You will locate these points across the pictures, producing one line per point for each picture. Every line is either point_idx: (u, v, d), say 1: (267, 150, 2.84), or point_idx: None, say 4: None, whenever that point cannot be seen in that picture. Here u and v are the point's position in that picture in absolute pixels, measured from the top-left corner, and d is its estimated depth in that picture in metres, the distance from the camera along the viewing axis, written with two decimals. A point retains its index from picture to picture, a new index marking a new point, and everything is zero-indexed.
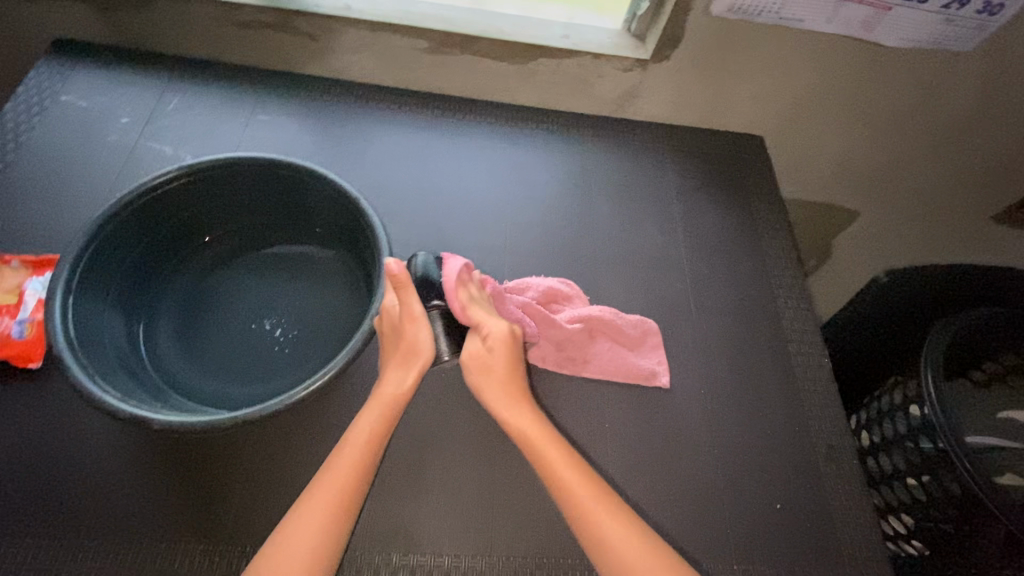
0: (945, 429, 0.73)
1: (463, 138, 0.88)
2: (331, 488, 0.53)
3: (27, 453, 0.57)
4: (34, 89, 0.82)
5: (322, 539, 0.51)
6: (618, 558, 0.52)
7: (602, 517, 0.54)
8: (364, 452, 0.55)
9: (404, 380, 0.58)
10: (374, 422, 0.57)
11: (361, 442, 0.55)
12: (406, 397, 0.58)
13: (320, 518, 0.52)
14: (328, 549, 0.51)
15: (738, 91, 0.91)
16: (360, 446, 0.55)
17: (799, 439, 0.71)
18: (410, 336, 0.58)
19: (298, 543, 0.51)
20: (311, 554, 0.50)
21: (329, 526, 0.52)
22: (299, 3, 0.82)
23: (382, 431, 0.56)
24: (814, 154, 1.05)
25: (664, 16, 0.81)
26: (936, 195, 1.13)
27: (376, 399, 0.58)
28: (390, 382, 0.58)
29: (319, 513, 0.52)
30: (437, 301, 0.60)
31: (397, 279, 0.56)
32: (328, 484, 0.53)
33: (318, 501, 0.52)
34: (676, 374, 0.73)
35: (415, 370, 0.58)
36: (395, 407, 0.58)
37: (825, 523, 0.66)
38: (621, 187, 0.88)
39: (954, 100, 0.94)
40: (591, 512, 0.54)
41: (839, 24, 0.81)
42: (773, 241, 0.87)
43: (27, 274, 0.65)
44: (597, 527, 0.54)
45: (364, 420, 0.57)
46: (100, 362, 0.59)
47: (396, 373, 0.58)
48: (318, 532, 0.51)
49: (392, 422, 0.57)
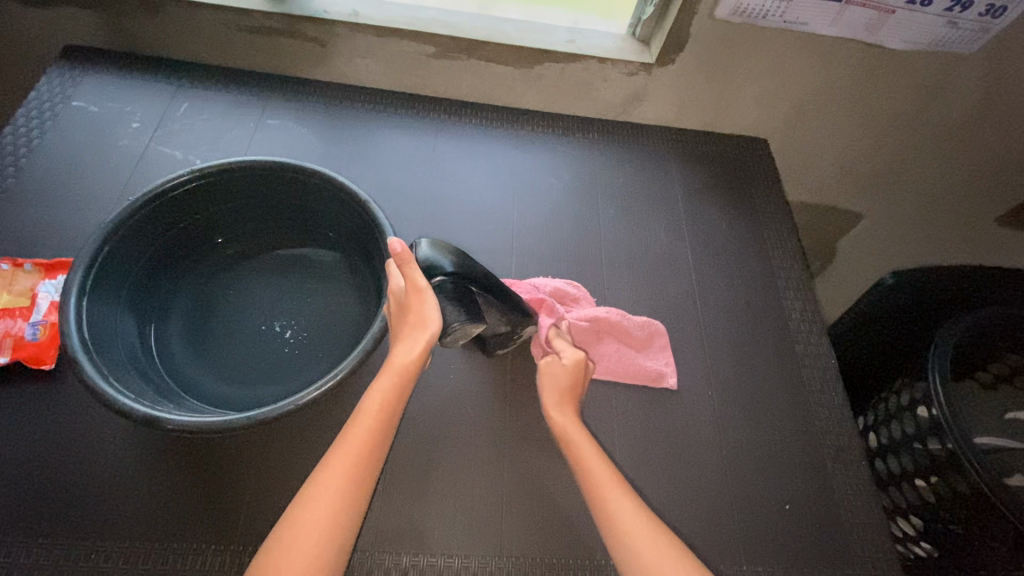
0: (953, 429, 0.73)
1: (470, 142, 0.89)
2: (349, 453, 0.54)
3: (40, 453, 0.57)
4: (47, 95, 0.83)
5: (342, 503, 0.52)
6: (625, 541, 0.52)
7: (615, 498, 0.54)
8: (380, 419, 0.56)
9: (413, 347, 0.57)
10: (389, 388, 0.57)
11: (376, 408, 0.56)
12: (418, 363, 0.57)
13: (338, 482, 0.52)
14: (347, 517, 0.52)
15: (742, 94, 0.92)
16: (373, 416, 0.56)
17: (808, 439, 0.71)
18: (417, 309, 0.57)
19: (316, 507, 0.51)
20: (330, 519, 0.51)
21: (350, 491, 0.52)
22: (307, 9, 0.83)
23: (396, 397, 0.57)
24: (818, 157, 1.05)
25: (669, 20, 0.81)
26: (940, 197, 1.13)
27: (388, 368, 0.57)
28: (399, 354, 0.57)
29: (336, 477, 0.52)
30: (439, 278, 0.59)
31: (399, 256, 0.57)
32: (345, 450, 0.54)
33: (337, 465, 0.53)
34: (684, 374, 0.74)
35: (421, 343, 0.56)
36: (409, 373, 0.57)
37: (834, 522, 0.66)
38: (627, 189, 0.89)
39: (957, 103, 0.95)
40: (602, 490, 0.55)
41: (842, 27, 0.81)
42: (779, 242, 0.87)
43: (39, 276, 0.66)
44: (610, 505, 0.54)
45: (376, 390, 0.57)
46: (113, 363, 0.58)
47: (406, 342, 0.57)
48: (338, 497, 0.52)
49: (405, 388, 0.58)
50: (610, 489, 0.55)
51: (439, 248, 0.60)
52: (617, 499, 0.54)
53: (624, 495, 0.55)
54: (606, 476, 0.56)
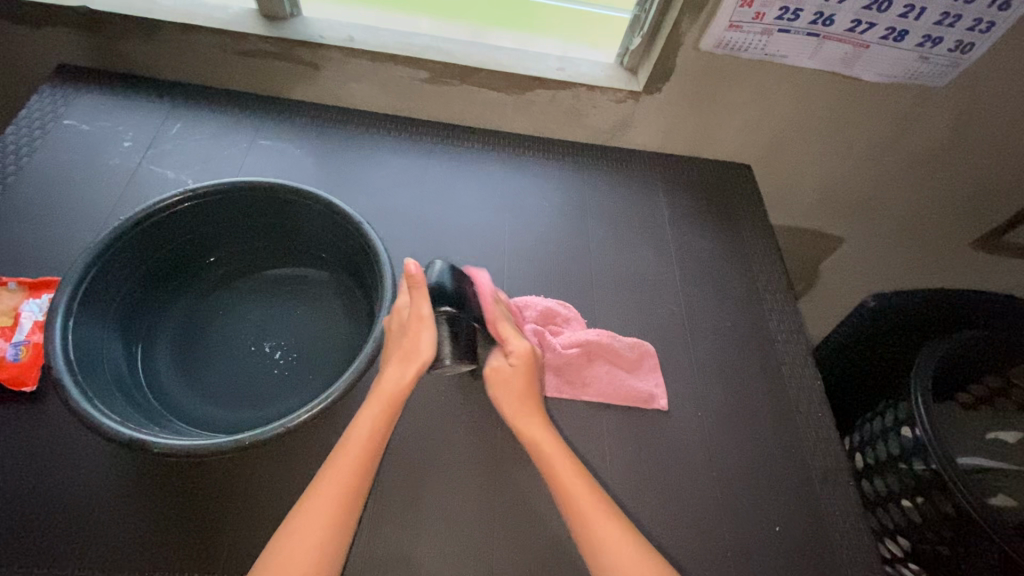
0: (935, 449, 0.74)
1: (461, 165, 0.91)
2: (334, 486, 0.53)
3: (16, 477, 0.55)
4: (36, 115, 0.82)
5: (328, 534, 0.52)
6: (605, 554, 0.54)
7: (604, 526, 0.56)
8: (367, 449, 0.56)
9: (404, 375, 0.58)
10: (377, 417, 0.57)
11: (364, 438, 0.56)
12: (405, 392, 0.58)
13: (325, 513, 0.52)
14: (332, 547, 0.52)
15: (726, 122, 0.95)
16: (361, 444, 0.56)
17: (795, 460, 0.72)
18: (412, 338, 0.58)
19: (301, 540, 0.51)
20: (312, 553, 0.51)
21: (337, 520, 0.52)
22: (301, 34, 0.84)
23: (384, 426, 0.57)
24: (800, 183, 1.09)
25: (655, 51, 0.84)
26: (915, 222, 1.17)
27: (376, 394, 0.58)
28: (389, 378, 0.58)
29: (324, 507, 0.52)
30: (445, 308, 0.60)
31: (413, 279, 0.57)
32: (332, 481, 0.54)
33: (323, 496, 0.53)
34: (672, 395, 0.74)
35: (413, 369, 0.57)
36: (396, 401, 0.58)
37: (823, 544, 0.67)
38: (616, 211, 0.90)
39: (930, 133, 0.98)
40: (583, 513, 0.56)
41: (820, 59, 0.84)
42: (763, 264, 0.90)
43: (23, 296, 0.65)
44: (598, 533, 0.55)
45: (366, 417, 0.57)
46: (97, 383, 0.57)
47: (397, 369, 0.58)
48: (325, 527, 0.52)
49: (393, 417, 0.58)
50: (591, 508, 0.57)
51: (449, 273, 0.63)
52: (600, 523, 0.56)
53: (606, 515, 0.57)
54: (586, 502, 0.57)
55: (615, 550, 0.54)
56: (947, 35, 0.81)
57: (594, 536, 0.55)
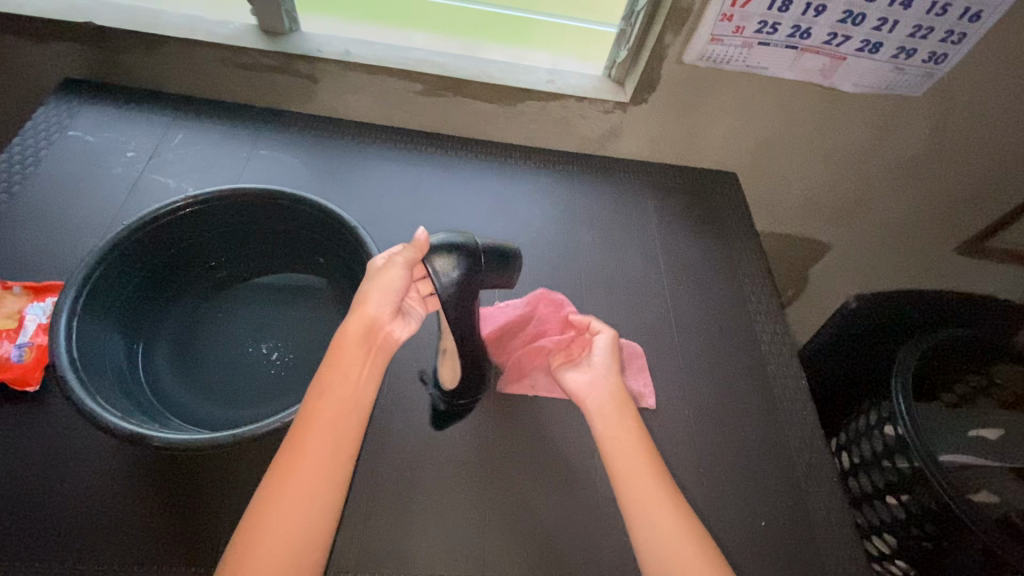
0: (916, 444, 0.76)
1: (455, 173, 0.93)
2: (320, 437, 0.51)
3: (18, 474, 0.56)
4: (42, 126, 0.85)
5: (318, 487, 0.50)
6: (665, 547, 0.54)
7: (654, 501, 0.56)
8: (348, 398, 0.54)
9: (373, 319, 0.56)
10: (354, 363, 0.55)
11: (346, 387, 0.54)
12: (380, 334, 0.56)
13: (314, 466, 0.50)
14: (323, 498, 0.50)
15: (711, 131, 0.98)
16: (342, 393, 0.53)
17: (780, 457, 0.74)
18: (383, 284, 0.56)
19: (290, 495, 0.49)
20: (308, 506, 0.49)
21: (324, 472, 0.50)
22: (300, 48, 0.87)
23: (365, 374, 0.55)
24: (785, 191, 1.12)
25: (641, 64, 0.88)
26: (899, 228, 1.21)
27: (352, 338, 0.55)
28: (357, 322, 0.56)
29: (312, 460, 0.50)
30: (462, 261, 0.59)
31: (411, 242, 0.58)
32: (315, 434, 0.51)
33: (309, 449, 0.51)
34: (660, 394, 0.76)
35: (384, 312, 0.56)
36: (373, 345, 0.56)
37: (808, 539, 0.68)
38: (606, 218, 0.93)
39: (909, 141, 1.02)
40: (648, 505, 0.56)
41: (800, 70, 0.88)
42: (749, 268, 0.92)
43: (27, 299, 0.67)
44: (648, 506, 0.56)
45: (342, 366, 0.54)
46: (99, 381, 0.59)
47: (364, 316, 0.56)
48: (315, 479, 0.50)
49: (370, 362, 0.55)
50: (658, 502, 0.56)
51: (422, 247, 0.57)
52: (663, 514, 0.56)
53: (670, 509, 0.56)
54: (648, 475, 0.57)
55: (663, 523, 0.55)
56: (919, 47, 0.84)
57: (655, 531, 0.55)
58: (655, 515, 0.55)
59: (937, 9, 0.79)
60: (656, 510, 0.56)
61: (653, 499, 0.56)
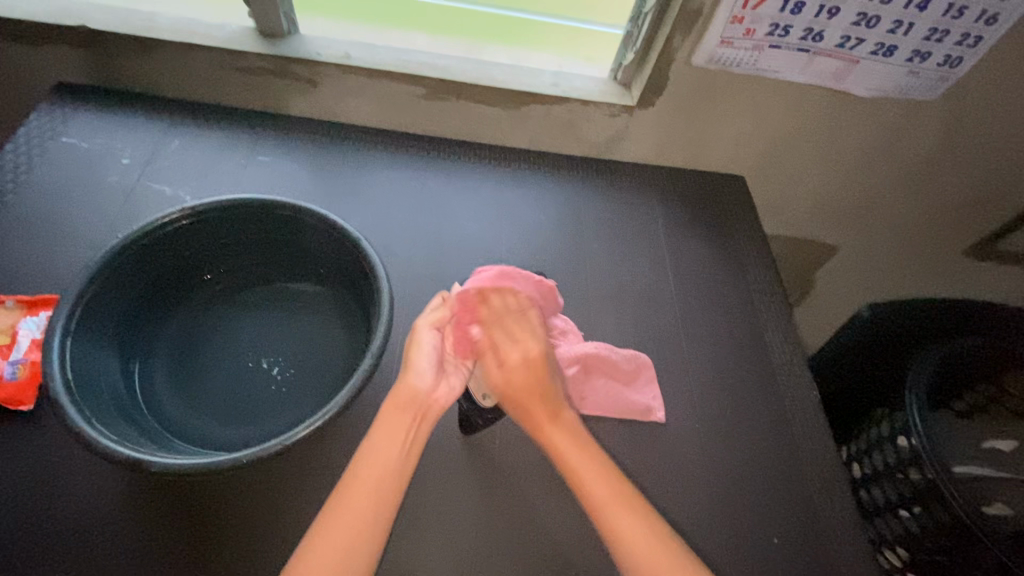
0: (931, 458, 0.74)
1: (458, 178, 0.91)
2: (363, 494, 0.53)
3: (13, 498, 0.55)
4: (35, 132, 0.83)
5: (355, 545, 0.51)
6: (627, 550, 0.54)
7: (615, 511, 0.56)
8: (394, 458, 0.55)
9: (418, 381, 0.58)
10: (401, 423, 0.57)
11: (392, 446, 0.55)
12: (425, 397, 0.58)
13: (353, 523, 0.51)
14: (356, 560, 0.50)
15: (719, 135, 0.96)
16: (389, 451, 0.55)
17: (792, 470, 0.72)
18: (414, 349, 0.60)
19: (324, 554, 0.50)
20: (339, 566, 0.50)
21: (360, 531, 0.51)
22: (299, 51, 0.85)
23: (411, 435, 0.56)
24: (794, 194, 1.10)
25: (648, 66, 0.85)
26: (908, 232, 1.19)
27: (402, 396, 0.58)
28: (407, 383, 0.58)
29: (352, 518, 0.51)
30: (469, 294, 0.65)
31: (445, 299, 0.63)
32: (358, 491, 0.53)
33: (351, 506, 0.52)
34: (669, 407, 0.75)
35: (419, 375, 0.59)
36: (421, 408, 0.58)
37: (821, 555, 0.67)
38: (612, 223, 0.91)
39: (920, 145, 1.00)
40: (606, 512, 0.56)
41: (811, 74, 0.86)
42: (758, 275, 0.90)
43: (21, 313, 0.65)
44: (608, 517, 0.55)
45: (388, 424, 0.56)
46: (95, 403, 0.57)
47: (408, 379, 0.59)
48: (351, 537, 0.51)
49: (418, 425, 0.57)
50: (616, 505, 0.56)
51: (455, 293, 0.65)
52: (622, 518, 0.55)
53: (630, 512, 0.56)
54: (605, 490, 0.56)
55: (633, 540, 0.54)
56: (935, 50, 0.82)
57: (619, 533, 0.55)
58: (614, 522, 0.55)
59: (953, 11, 0.77)
60: (614, 516, 0.56)
61: (614, 509, 0.56)
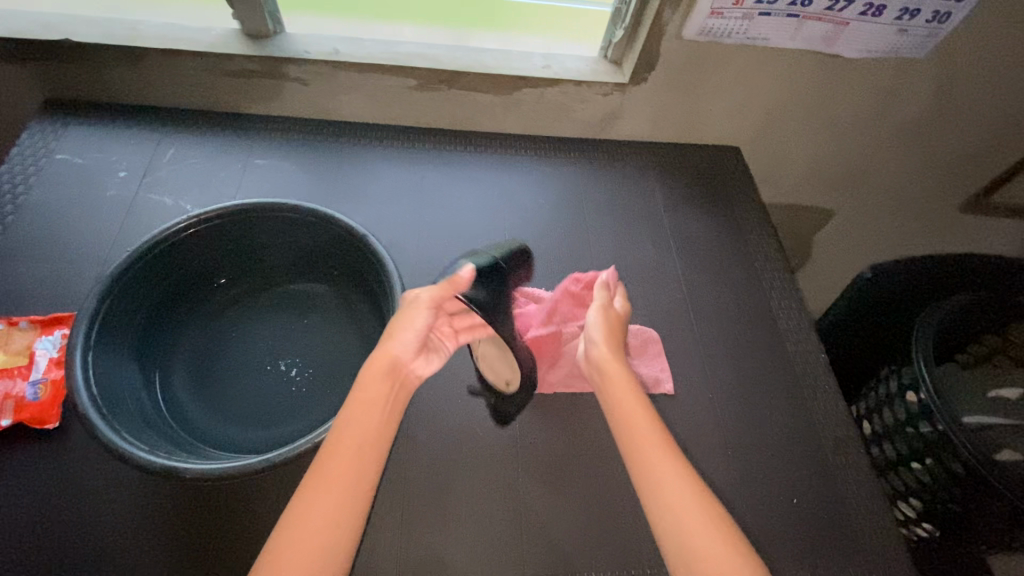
0: (940, 410, 0.76)
1: (455, 169, 0.91)
2: (349, 456, 0.53)
3: (49, 515, 0.56)
4: (28, 151, 0.82)
5: (342, 506, 0.51)
6: (682, 528, 0.52)
7: (676, 489, 0.54)
8: (377, 425, 0.55)
9: (405, 344, 0.59)
10: (382, 389, 0.57)
11: (376, 407, 0.56)
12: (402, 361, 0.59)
13: (338, 484, 0.51)
14: (346, 519, 0.51)
15: (712, 107, 0.96)
16: (373, 413, 0.55)
17: (807, 433, 0.74)
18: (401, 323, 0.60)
19: (313, 513, 0.50)
20: (330, 527, 0.50)
21: (347, 493, 0.52)
22: (286, 50, 0.84)
23: (391, 400, 0.57)
24: (788, 161, 1.10)
25: (639, 42, 0.85)
26: (902, 190, 1.20)
27: (383, 359, 0.58)
28: (393, 346, 0.59)
29: (338, 479, 0.52)
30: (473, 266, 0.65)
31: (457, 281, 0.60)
32: (342, 452, 0.53)
33: (337, 467, 0.52)
34: (682, 379, 0.76)
35: (404, 338, 0.59)
36: (399, 373, 0.58)
37: (840, 511, 0.69)
38: (611, 203, 0.92)
39: (912, 104, 1.00)
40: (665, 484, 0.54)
41: (802, 39, 0.86)
42: (759, 244, 0.91)
43: (35, 334, 0.66)
44: (669, 493, 0.54)
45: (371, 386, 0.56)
46: (121, 415, 0.58)
47: (392, 343, 0.59)
48: (338, 498, 0.51)
49: (397, 389, 0.58)
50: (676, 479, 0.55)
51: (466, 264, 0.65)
52: (683, 495, 0.54)
53: (693, 491, 0.54)
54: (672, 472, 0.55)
55: (688, 521, 0.52)
56: (923, 7, 0.82)
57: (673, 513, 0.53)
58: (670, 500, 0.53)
59: None
60: (675, 492, 0.54)
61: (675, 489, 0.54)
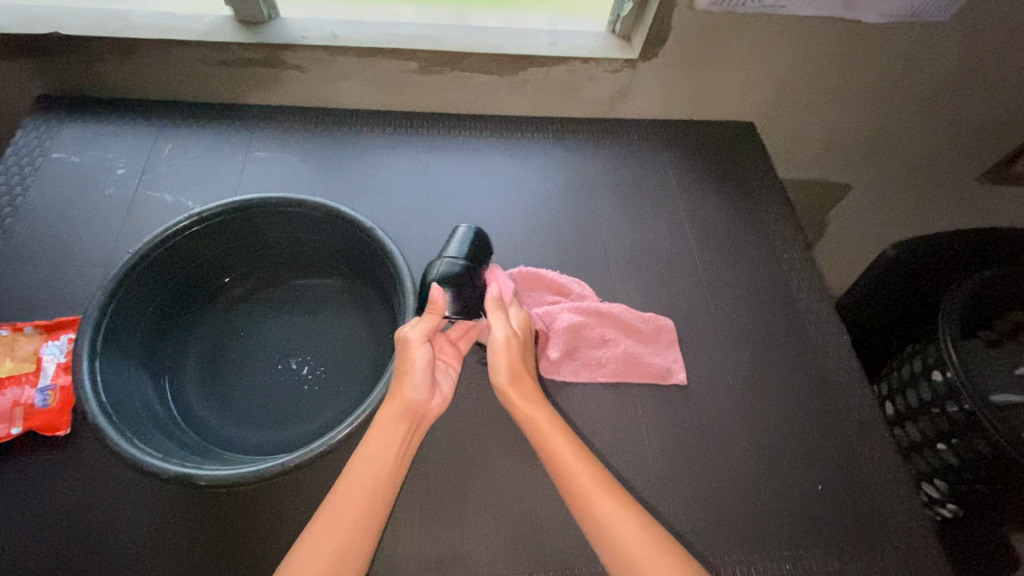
0: (970, 392, 0.73)
1: (460, 156, 0.88)
2: (359, 498, 0.52)
3: (65, 523, 0.55)
4: (24, 151, 0.80)
5: (341, 552, 0.50)
6: (614, 539, 0.53)
7: (603, 503, 0.54)
8: (390, 469, 0.54)
9: (417, 392, 0.57)
10: (399, 431, 0.56)
11: (391, 452, 0.55)
12: (418, 405, 0.57)
13: (342, 529, 0.51)
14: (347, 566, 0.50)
15: (725, 82, 0.92)
16: (389, 457, 0.55)
17: (831, 418, 0.72)
18: (405, 364, 0.57)
19: (312, 558, 0.49)
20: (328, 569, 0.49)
21: (351, 536, 0.51)
22: (282, 36, 0.81)
23: (407, 444, 0.56)
24: (804, 135, 1.06)
25: (649, 15, 0.81)
26: (921, 162, 1.16)
27: (399, 400, 0.57)
28: (407, 391, 0.57)
29: (343, 524, 0.51)
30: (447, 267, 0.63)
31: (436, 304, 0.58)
32: (352, 496, 0.52)
33: (344, 511, 0.51)
34: (701, 366, 0.74)
35: (411, 385, 0.57)
36: (416, 418, 0.57)
37: (866, 497, 0.67)
38: (622, 185, 0.89)
39: (934, 71, 0.96)
40: (591, 500, 0.54)
41: (820, 5, 0.81)
42: (777, 223, 0.88)
43: (41, 339, 0.65)
44: (598, 512, 0.54)
45: (386, 427, 0.55)
46: (132, 422, 0.57)
47: (407, 388, 0.57)
48: (337, 543, 0.50)
49: (413, 434, 0.57)
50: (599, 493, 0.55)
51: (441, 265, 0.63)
52: (607, 507, 0.54)
53: (615, 501, 0.55)
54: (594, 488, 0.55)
55: (618, 530, 0.53)
56: None
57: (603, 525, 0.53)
58: (600, 514, 0.54)
59: None
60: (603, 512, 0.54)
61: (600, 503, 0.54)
